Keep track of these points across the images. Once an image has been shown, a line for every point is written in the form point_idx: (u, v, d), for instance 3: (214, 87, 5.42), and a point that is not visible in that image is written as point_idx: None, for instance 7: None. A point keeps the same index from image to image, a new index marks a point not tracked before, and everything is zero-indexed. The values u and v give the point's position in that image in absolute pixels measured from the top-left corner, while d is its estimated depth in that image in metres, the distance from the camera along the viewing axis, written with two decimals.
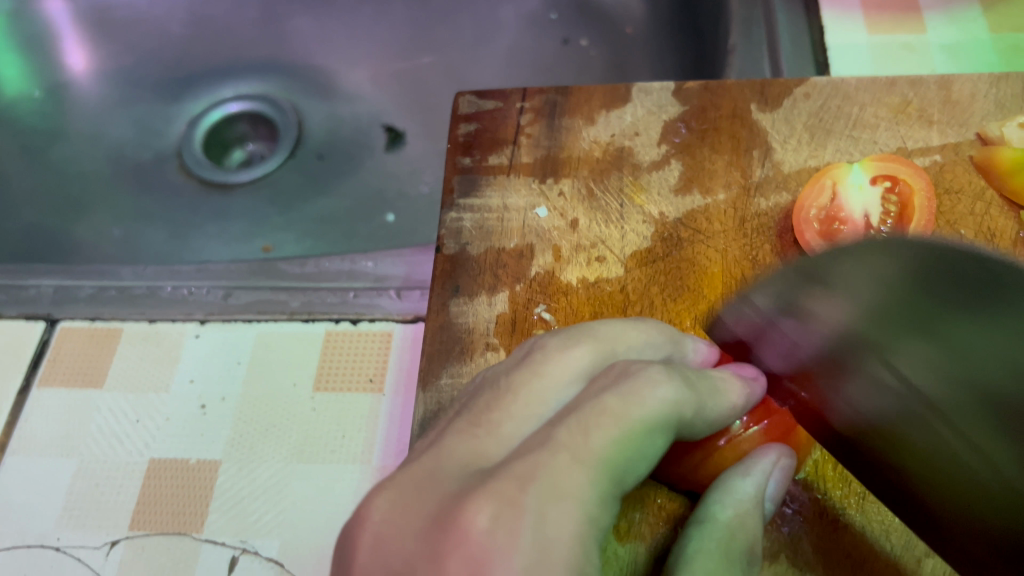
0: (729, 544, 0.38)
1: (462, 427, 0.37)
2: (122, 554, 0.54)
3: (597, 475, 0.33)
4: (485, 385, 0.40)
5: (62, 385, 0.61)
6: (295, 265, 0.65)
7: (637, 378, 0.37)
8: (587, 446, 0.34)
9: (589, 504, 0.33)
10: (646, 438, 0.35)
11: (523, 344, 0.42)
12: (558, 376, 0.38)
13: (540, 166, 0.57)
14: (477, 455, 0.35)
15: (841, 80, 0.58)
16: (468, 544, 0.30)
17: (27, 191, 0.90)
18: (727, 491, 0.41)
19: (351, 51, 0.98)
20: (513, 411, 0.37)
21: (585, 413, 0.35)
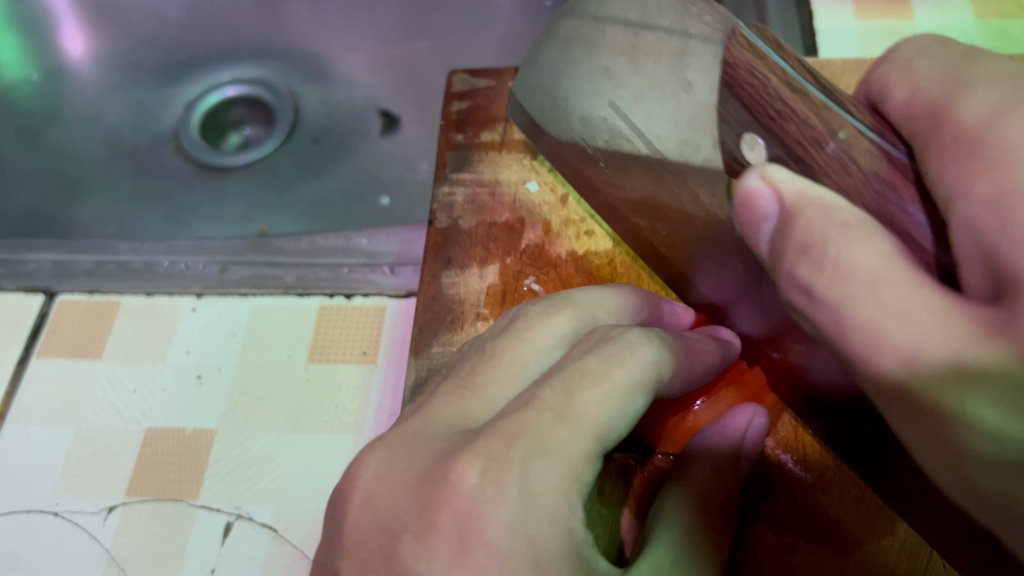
0: (708, 499, 0.40)
1: (451, 388, 0.39)
2: (119, 519, 0.55)
3: (580, 432, 0.34)
4: (476, 351, 0.41)
5: (61, 356, 0.62)
6: (290, 243, 0.66)
7: (618, 341, 0.38)
8: (571, 405, 0.35)
9: (574, 459, 0.34)
10: (629, 397, 0.36)
11: (506, 313, 0.43)
12: (540, 341, 0.39)
13: (531, 143, 0.58)
14: (466, 417, 0.37)
15: (828, 61, 0.59)
16: (459, 497, 0.32)
17: (24, 172, 0.91)
18: (706, 451, 0.42)
19: (347, 36, 0.99)
20: (496, 372, 0.38)
21: (568, 374, 0.36)
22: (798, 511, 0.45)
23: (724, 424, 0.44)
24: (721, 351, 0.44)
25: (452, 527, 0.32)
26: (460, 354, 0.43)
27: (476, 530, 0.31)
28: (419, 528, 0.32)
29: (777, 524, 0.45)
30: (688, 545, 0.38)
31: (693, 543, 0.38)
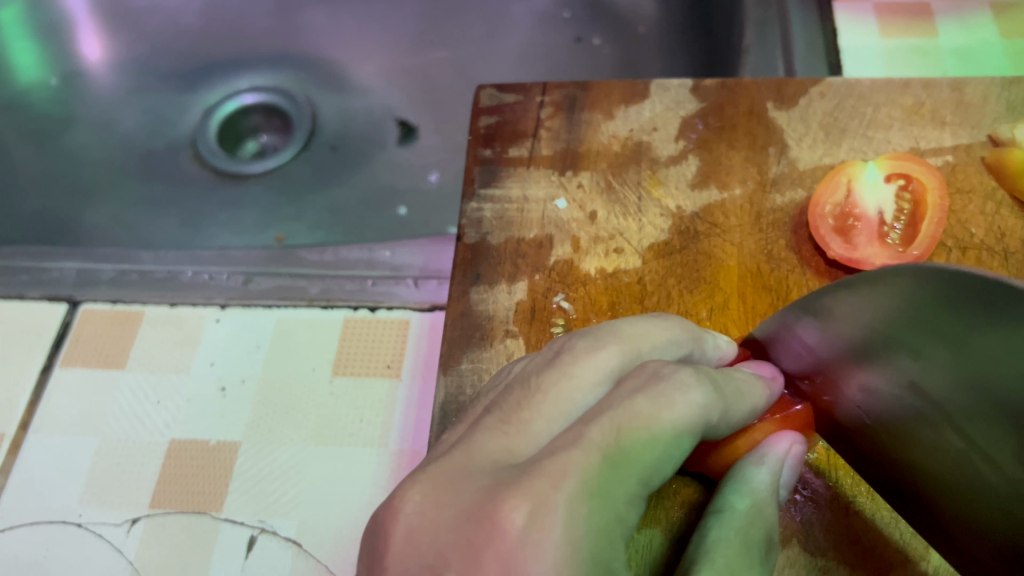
0: (749, 532, 0.39)
1: (492, 421, 0.38)
2: (142, 530, 0.55)
3: (625, 472, 0.35)
4: (516, 383, 0.41)
5: (84, 366, 0.62)
6: (314, 253, 0.66)
7: (670, 382, 0.38)
8: (617, 445, 0.35)
9: (615, 497, 0.34)
10: (677, 441, 0.37)
11: (550, 344, 0.42)
12: (585, 377, 0.39)
13: (560, 159, 0.58)
14: (507, 451, 0.37)
15: (855, 81, 0.59)
16: (504, 540, 0.32)
17: (42, 177, 0.91)
18: (743, 480, 0.42)
19: (365, 45, 0.99)
20: (542, 409, 0.38)
21: (617, 414, 0.36)
22: (828, 535, 0.45)
23: (764, 451, 0.43)
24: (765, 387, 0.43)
25: (495, 564, 0.31)
26: (494, 383, 0.43)
27: (520, 567, 0.31)
28: (461, 564, 0.32)
29: (811, 550, 0.44)
30: (737, 569, 0.38)
31: (743, 568, 0.38)
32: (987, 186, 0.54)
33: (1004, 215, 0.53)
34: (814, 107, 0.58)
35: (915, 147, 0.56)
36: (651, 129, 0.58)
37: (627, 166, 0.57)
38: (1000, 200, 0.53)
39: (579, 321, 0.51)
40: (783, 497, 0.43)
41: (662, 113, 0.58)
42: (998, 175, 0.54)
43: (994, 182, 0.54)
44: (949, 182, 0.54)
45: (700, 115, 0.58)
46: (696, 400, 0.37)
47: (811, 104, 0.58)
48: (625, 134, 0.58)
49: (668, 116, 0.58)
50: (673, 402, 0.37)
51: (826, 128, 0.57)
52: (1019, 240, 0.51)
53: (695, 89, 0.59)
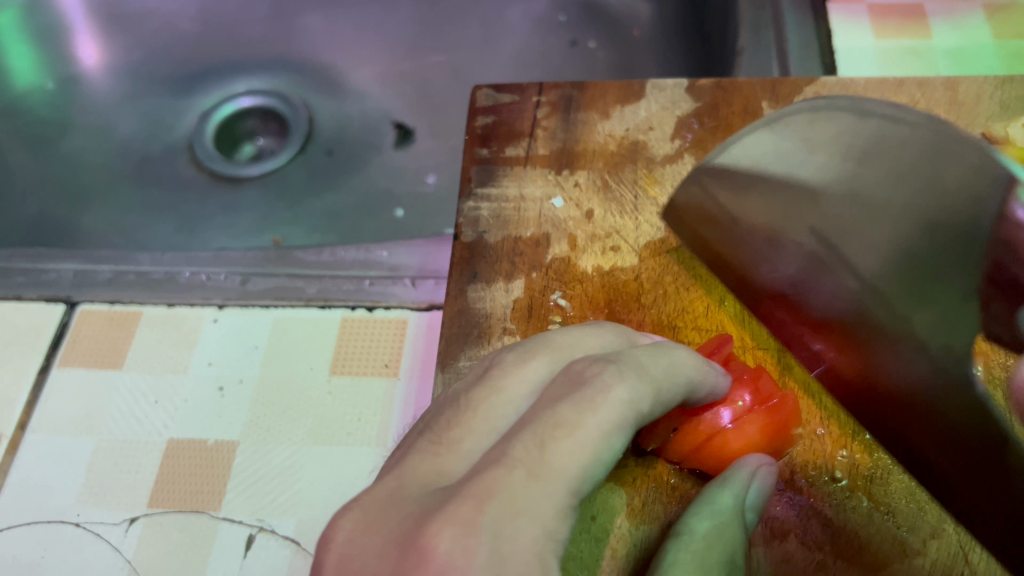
0: (705, 556, 0.40)
1: (423, 444, 0.37)
2: (141, 530, 0.55)
3: (557, 488, 0.33)
4: (448, 403, 0.40)
5: (82, 366, 0.62)
6: (311, 254, 0.66)
7: (592, 385, 0.36)
8: (543, 460, 0.34)
9: (545, 515, 0.32)
10: (605, 442, 0.35)
11: (482, 361, 0.42)
12: (516, 392, 0.38)
13: (556, 158, 0.58)
14: (439, 473, 0.35)
15: (850, 80, 0.59)
16: (430, 564, 0.30)
17: (39, 182, 0.91)
18: (707, 503, 0.42)
19: (361, 49, 0.99)
20: (473, 426, 0.37)
21: (540, 426, 0.35)
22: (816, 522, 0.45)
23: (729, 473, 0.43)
24: (704, 390, 0.43)
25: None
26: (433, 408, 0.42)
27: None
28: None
29: (795, 545, 0.44)
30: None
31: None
32: None
33: None
34: None
35: None
36: (647, 128, 0.58)
37: (623, 165, 0.57)
38: None
39: (576, 319, 0.51)
40: (753, 520, 0.43)
41: (657, 113, 0.59)
42: None
43: None
44: None
45: (695, 115, 0.58)
46: (622, 395, 0.36)
47: (806, 103, 0.58)
48: (621, 133, 0.58)
49: (663, 115, 0.59)
50: (594, 407, 0.35)
51: None
52: None
53: (691, 88, 0.60)
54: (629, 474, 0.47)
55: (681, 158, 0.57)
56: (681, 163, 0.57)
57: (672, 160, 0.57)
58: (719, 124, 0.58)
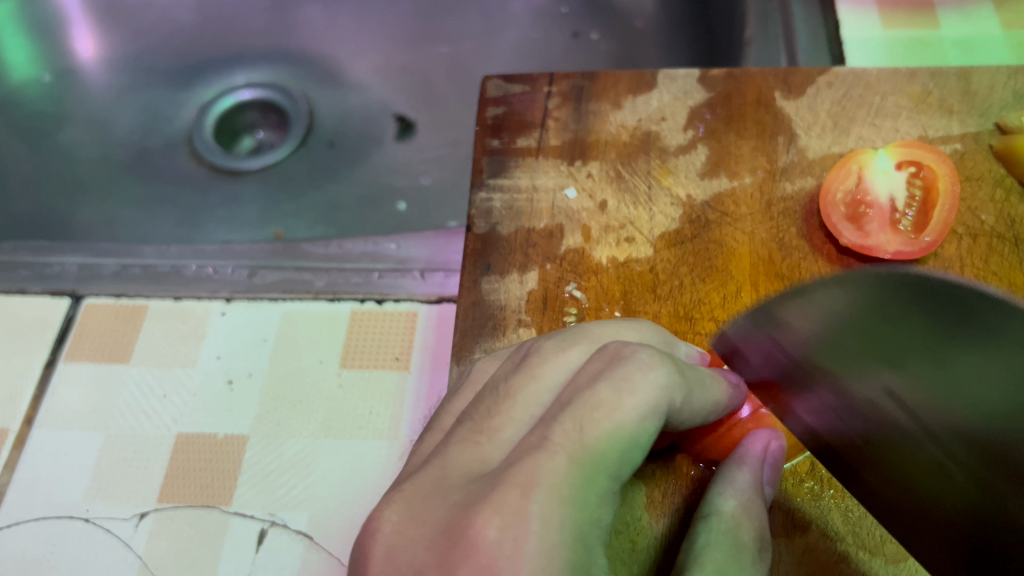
0: (736, 534, 0.39)
1: (464, 432, 0.38)
2: (151, 525, 0.54)
3: (591, 470, 0.34)
4: (483, 390, 0.40)
5: (88, 360, 0.61)
6: (319, 246, 0.65)
7: (630, 363, 0.36)
8: (580, 444, 0.34)
9: (585, 502, 0.33)
10: (639, 424, 0.35)
11: (518, 348, 0.42)
12: (553, 377, 0.39)
13: (568, 149, 0.57)
14: (478, 459, 0.36)
15: (862, 70, 0.59)
16: (478, 553, 0.31)
17: (38, 175, 0.90)
18: (727, 480, 0.42)
19: (362, 41, 0.99)
20: (512, 414, 0.38)
21: (579, 407, 0.35)
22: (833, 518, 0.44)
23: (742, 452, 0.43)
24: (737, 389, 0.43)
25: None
26: (463, 394, 0.43)
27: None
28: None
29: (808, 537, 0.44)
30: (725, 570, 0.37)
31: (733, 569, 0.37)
32: (995, 174, 0.54)
33: (1014, 202, 0.53)
34: (821, 96, 0.58)
35: (922, 135, 0.56)
36: (660, 118, 0.58)
37: (636, 156, 0.57)
38: (1009, 187, 0.53)
39: (591, 311, 0.51)
40: (769, 494, 0.43)
41: (669, 103, 0.58)
42: (1007, 164, 0.54)
43: (1002, 170, 0.54)
44: (958, 170, 0.54)
45: (707, 105, 0.58)
46: (656, 378, 0.36)
47: (818, 93, 0.58)
48: (633, 124, 0.58)
49: (676, 105, 0.58)
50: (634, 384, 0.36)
51: (834, 117, 0.57)
52: None
53: (703, 79, 0.59)
54: (650, 465, 0.46)
55: (695, 149, 0.56)
56: (695, 153, 0.56)
57: (686, 150, 0.56)
58: (732, 115, 0.57)
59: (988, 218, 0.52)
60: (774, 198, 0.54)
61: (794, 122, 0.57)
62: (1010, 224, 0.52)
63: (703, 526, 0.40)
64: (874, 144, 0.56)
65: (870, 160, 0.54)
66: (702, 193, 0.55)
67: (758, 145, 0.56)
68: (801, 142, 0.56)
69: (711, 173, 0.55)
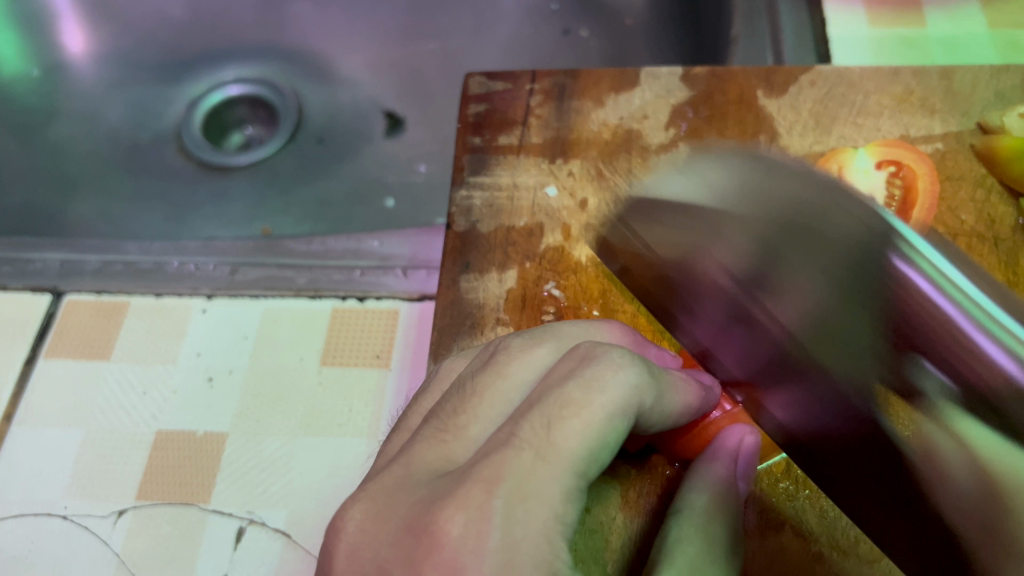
0: (707, 530, 0.39)
1: (430, 431, 0.38)
2: (129, 522, 0.54)
3: (561, 469, 0.34)
4: (454, 388, 0.40)
5: (68, 356, 0.61)
6: (301, 244, 0.65)
7: (600, 363, 0.36)
8: (550, 441, 0.34)
9: (552, 497, 0.33)
10: (608, 424, 0.35)
11: (488, 343, 0.42)
12: (519, 375, 0.39)
13: (550, 147, 0.57)
14: (445, 458, 0.36)
15: (845, 69, 0.59)
16: (442, 550, 0.32)
17: (25, 170, 0.90)
18: (699, 477, 0.42)
19: (350, 37, 0.98)
20: (479, 412, 0.38)
21: (548, 406, 0.35)
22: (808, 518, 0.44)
23: (716, 450, 0.43)
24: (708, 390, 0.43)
25: (436, 574, 0.31)
26: (437, 388, 0.43)
27: None
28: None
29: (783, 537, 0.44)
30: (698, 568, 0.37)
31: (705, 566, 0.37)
32: (976, 174, 0.54)
33: (994, 203, 0.53)
34: (804, 94, 0.58)
35: (904, 135, 0.56)
36: (642, 116, 0.58)
37: (617, 154, 0.57)
38: (990, 187, 0.53)
39: (570, 310, 0.51)
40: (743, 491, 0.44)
41: (652, 101, 0.58)
42: (988, 164, 0.53)
43: (983, 170, 0.54)
44: (939, 169, 0.54)
45: (690, 103, 0.58)
46: (625, 378, 0.36)
47: (801, 92, 0.58)
48: (615, 122, 0.58)
49: (658, 103, 0.58)
50: (602, 382, 0.36)
51: (816, 116, 0.57)
52: (1009, 228, 0.51)
53: (686, 77, 0.59)
54: (625, 463, 0.46)
55: (677, 147, 0.56)
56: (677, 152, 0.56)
57: (667, 149, 0.56)
58: (714, 113, 0.57)
59: (967, 218, 0.52)
60: None
61: (777, 120, 0.57)
62: (989, 224, 0.52)
63: (677, 521, 0.40)
64: (856, 143, 0.56)
65: (849, 160, 0.54)
66: None
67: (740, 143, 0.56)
68: (783, 141, 0.56)
69: None
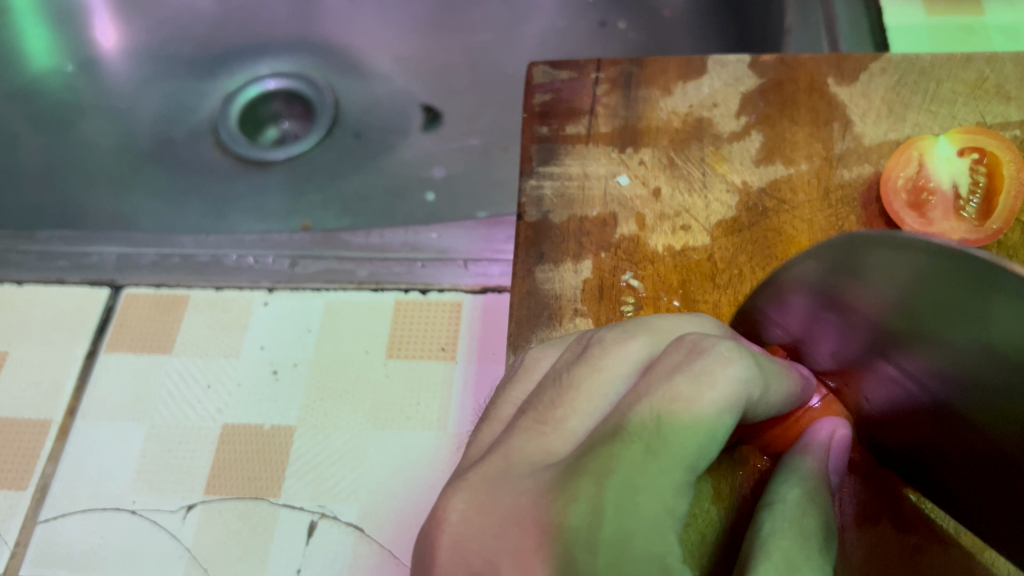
0: (803, 523, 0.38)
1: (526, 422, 0.37)
2: (198, 517, 0.53)
3: (670, 462, 0.33)
4: (545, 380, 0.39)
5: (130, 350, 0.60)
6: (359, 236, 0.64)
7: (709, 355, 0.35)
8: (659, 434, 0.33)
9: (664, 490, 0.33)
10: (721, 418, 0.34)
11: (579, 336, 0.41)
12: (616, 370, 0.38)
13: (619, 136, 0.57)
14: (546, 451, 0.36)
15: (916, 56, 0.58)
16: (558, 542, 0.32)
17: (66, 167, 0.90)
18: (790, 470, 0.41)
19: (386, 30, 0.97)
20: (576, 405, 0.37)
21: (655, 398, 0.34)
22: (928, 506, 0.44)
23: (808, 442, 0.42)
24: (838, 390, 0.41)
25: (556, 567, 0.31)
26: (527, 378, 0.42)
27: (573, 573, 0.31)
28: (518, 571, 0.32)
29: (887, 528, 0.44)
30: (797, 561, 0.35)
31: (804, 560, 0.36)
32: None
33: None
34: (875, 82, 0.57)
35: (980, 122, 0.55)
36: (711, 105, 0.57)
37: (688, 143, 0.56)
38: None
39: (649, 300, 0.50)
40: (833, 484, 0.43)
41: (721, 89, 0.57)
42: None
43: None
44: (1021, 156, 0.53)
45: (760, 91, 0.57)
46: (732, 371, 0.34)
47: (872, 79, 0.57)
48: (685, 111, 0.57)
49: (727, 92, 0.57)
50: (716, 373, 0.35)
51: (889, 104, 0.56)
52: None
53: (754, 65, 0.58)
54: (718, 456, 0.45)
55: (748, 135, 0.56)
56: (749, 140, 0.55)
57: (739, 137, 0.56)
58: (785, 101, 0.56)
59: None
60: (832, 185, 0.53)
61: (849, 108, 0.56)
62: None
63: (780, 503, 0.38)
64: (932, 131, 0.55)
65: (930, 148, 0.53)
66: (758, 181, 0.54)
67: (813, 132, 0.55)
68: (856, 129, 0.55)
69: (767, 161, 0.54)
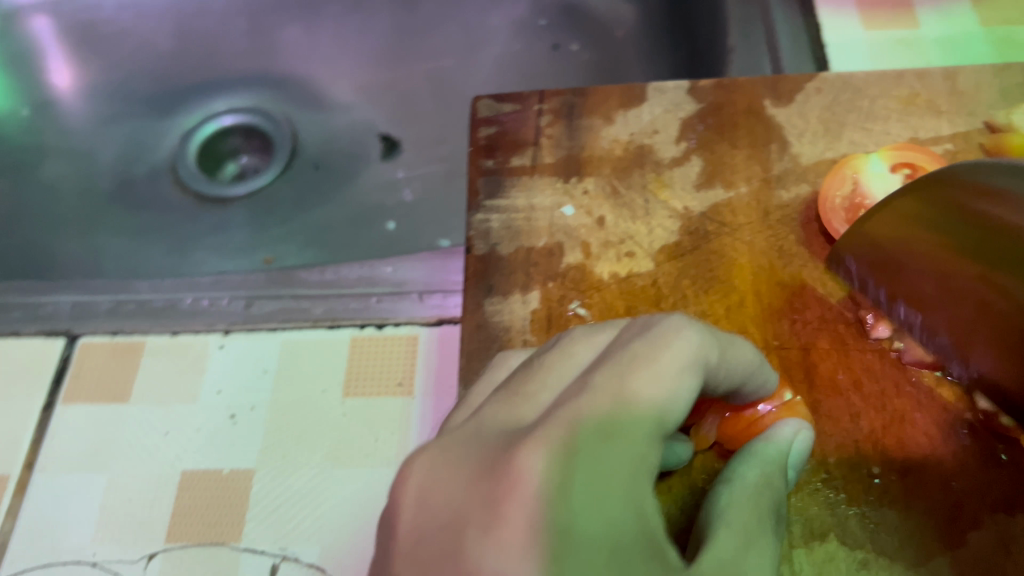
0: (760, 497, 0.38)
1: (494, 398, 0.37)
2: (160, 566, 0.53)
3: (630, 422, 0.34)
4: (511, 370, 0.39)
5: (87, 401, 0.60)
6: (314, 274, 0.65)
7: (668, 324, 0.37)
8: (625, 391, 0.35)
9: (628, 465, 0.33)
10: (682, 380, 0.36)
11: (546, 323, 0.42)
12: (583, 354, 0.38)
13: (563, 166, 0.57)
14: (512, 419, 0.35)
15: (850, 75, 0.59)
16: (523, 486, 0.30)
17: (23, 213, 0.89)
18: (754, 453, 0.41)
19: (341, 63, 0.98)
20: (546, 380, 0.37)
21: (620, 362, 0.36)
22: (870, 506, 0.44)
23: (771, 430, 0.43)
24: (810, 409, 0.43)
25: None
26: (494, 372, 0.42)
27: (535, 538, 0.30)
28: None
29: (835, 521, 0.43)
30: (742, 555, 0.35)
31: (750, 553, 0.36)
32: None
33: None
34: (811, 102, 0.58)
35: (913, 138, 0.56)
36: (652, 131, 0.58)
37: (631, 170, 0.57)
38: None
39: None
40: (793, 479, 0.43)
41: (661, 115, 0.58)
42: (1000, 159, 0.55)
43: None
44: None
45: (699, 116, 0.58)
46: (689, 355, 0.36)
47: (808, 99, 0.58)
48: (626, 138, 0.58)
49: (667, 118, 0.58)
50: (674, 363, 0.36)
51: (825, 123, 0.57)
52: None
53: (692, 90, 0.59)
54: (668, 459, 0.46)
55: (689, 160, 0.57)
56: (689, 165, 0.56)
57: (680, 163, 0.57)
58: (724, 125, 0.57)
59: None
60: (771, 207, 0.54)
61: (786, 129, 0.57)
62: None
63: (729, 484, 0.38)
64: (867, 147, 0.56)
65: (863, 166, 0.54)
66: (699, 205, 0.55)
67: (752, 154, 0.56)
68: (794, 149, 0.56)
69: (707, 184, 0.55)
